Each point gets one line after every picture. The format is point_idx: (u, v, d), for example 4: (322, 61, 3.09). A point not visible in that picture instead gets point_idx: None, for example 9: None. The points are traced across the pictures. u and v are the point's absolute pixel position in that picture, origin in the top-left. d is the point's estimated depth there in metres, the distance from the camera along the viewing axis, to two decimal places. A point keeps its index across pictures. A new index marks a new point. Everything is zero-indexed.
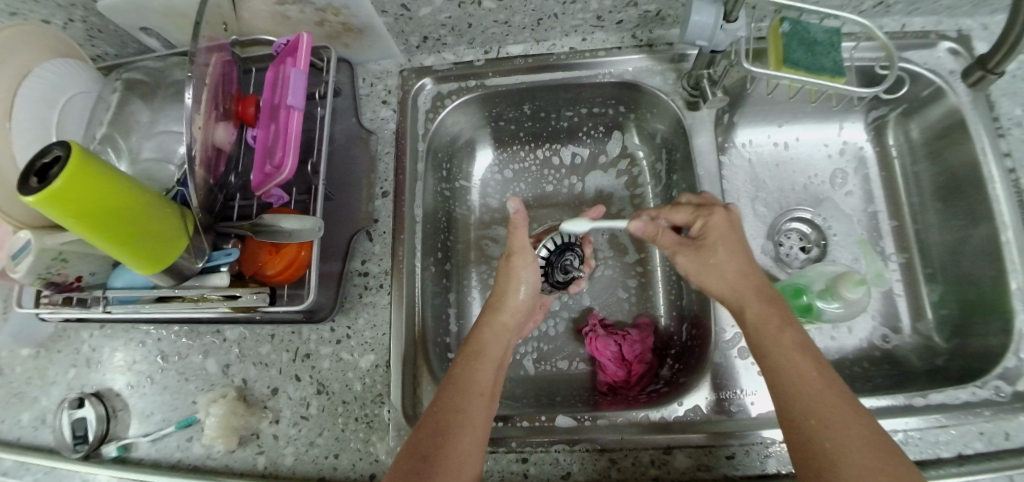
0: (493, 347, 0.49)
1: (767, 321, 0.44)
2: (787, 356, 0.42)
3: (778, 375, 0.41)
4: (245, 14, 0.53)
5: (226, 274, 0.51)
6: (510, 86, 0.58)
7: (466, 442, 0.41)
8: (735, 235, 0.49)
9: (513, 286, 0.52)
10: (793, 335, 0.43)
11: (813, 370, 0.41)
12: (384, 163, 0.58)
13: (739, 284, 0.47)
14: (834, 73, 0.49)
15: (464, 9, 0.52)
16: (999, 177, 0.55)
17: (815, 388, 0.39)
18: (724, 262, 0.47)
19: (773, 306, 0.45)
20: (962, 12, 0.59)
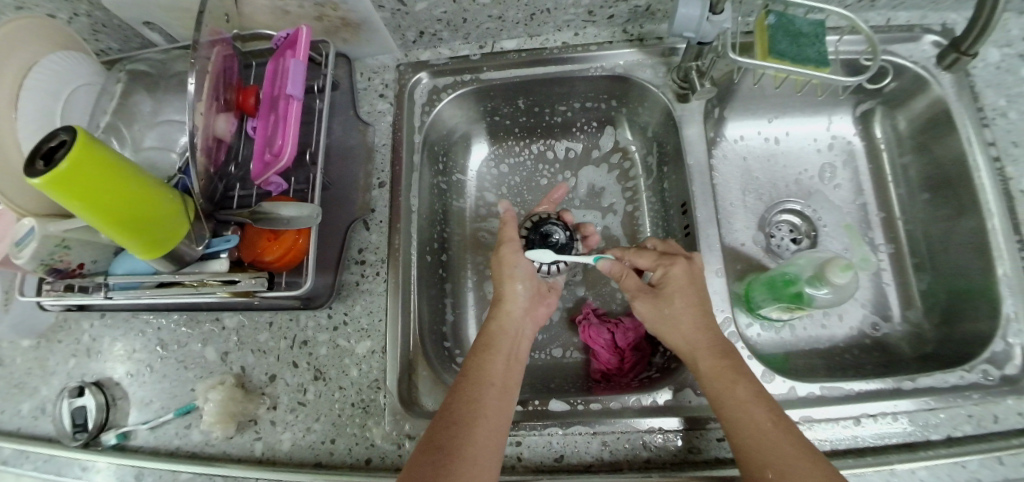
0: (502, 342, 0.49)
1: (720, 374, 0.45)
2: (743, 406, 0.43)
3: (737, 427, 0.43)
4: (246, 8, 0.54)
5: (226, 259, 0.52)
6: (505, 79, 0.58)
7: (480, 438, 0.42)
8: (693, 288, 0.50)
9: (509, 283, 0.53)
10: (746, 385, 0.44)
11: (769, 419, 0.42)
12: (381, 155, 0.59)
13: (694, 337, 0.48)
14: (817, 64, 0.50)
15: (459, 5, 0.54)
16: (984, 166, 0.57)
17: (764, 437, 0.41)
18: (677, 315, 0.49)
19: (726, 358, 0.46)
20: (947, 6, 0.61)
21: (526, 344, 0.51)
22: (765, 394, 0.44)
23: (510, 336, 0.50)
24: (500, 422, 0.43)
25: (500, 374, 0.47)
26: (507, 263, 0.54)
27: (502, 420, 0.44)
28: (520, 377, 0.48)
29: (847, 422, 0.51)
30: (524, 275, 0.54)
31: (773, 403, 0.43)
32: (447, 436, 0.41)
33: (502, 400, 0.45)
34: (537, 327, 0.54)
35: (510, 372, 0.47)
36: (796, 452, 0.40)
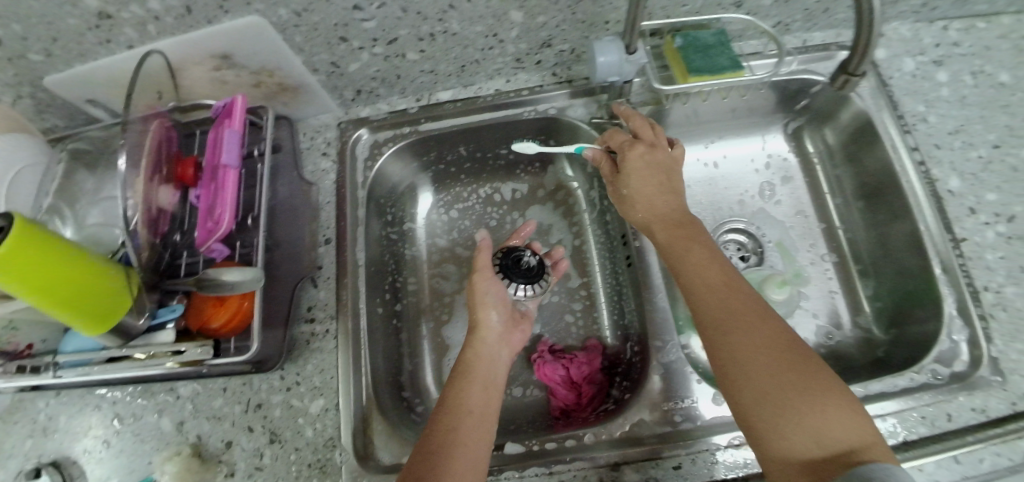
0: (479, 369, 0.50)
1: (677, 245, 0.49)
2: (699, 264, 0.47)
3: (689, 282, 0.47)
4: (184, 81, 0.56)
5: (172, 330, 0.53)
6: (442, 130, 0.62)
7: (460, 466, 0.41)
8: (653, 169, 0.52)
9: (484, 311, 0.55)
10: (699, 252, 0.48)
11: (721, 282, 0.46)
12: (326, 212, 0.60)
13: (654, 209, 0.52)
14: (734, 69, 0.54)
15: (391, 62, 0.57)
16: (910, 170, 0.59)
17: (728, 301, 0.44)
18: (635, 193, 0.53)
19: (682, 231, 0.50)
20: (858, 23, 0.64)
21: (501, 371, 0.52)
22: (719, 257, 0.48)
23: (484, 360, 0.51)
24: (482, 438, 0.44)
25: (479, 395, 0.47)
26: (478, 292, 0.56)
27: (484, 437, 0.44)
28: (498, 400, 0.48)
29: None
30: (496, 302, 0.56)
31: (728, 269, 0.47)
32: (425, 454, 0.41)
33: (483, 419, 0.45)
34: (512, 353, 0.56)
35: (489, 395, 0.48)
36: (750, 315, 0.43)
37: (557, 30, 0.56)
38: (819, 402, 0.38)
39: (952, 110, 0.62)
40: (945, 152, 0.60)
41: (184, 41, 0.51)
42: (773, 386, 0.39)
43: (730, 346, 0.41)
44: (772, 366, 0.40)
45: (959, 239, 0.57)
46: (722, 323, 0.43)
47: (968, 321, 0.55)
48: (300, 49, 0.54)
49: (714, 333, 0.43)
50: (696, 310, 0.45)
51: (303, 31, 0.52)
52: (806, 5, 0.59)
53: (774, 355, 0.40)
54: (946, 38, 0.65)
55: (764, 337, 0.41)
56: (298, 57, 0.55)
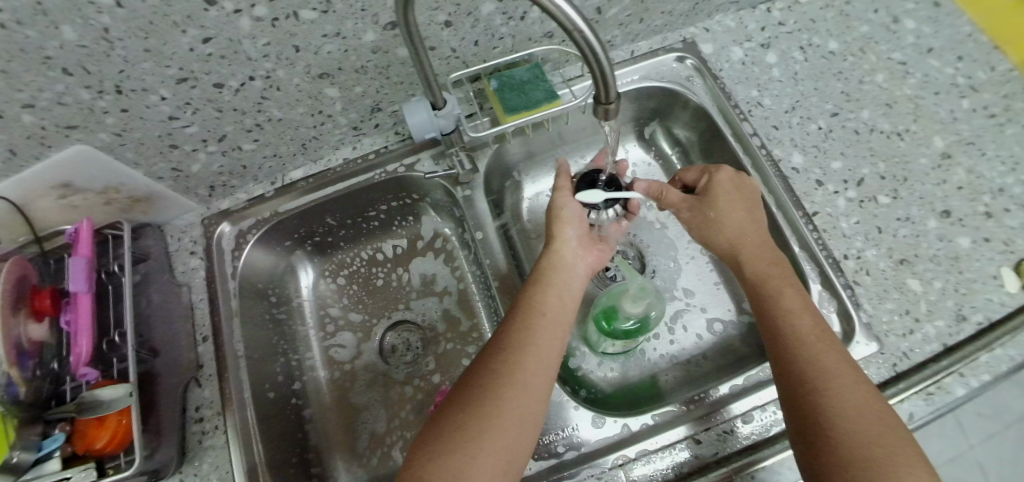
0: (543, 301, 0.52)
1: (766, 283, 0.51)
2: (785, 314, 0.48)
3: (784, 335, 0.47)
4: (35, 215, 0.57)
5: (58, 458, 0.52)
6: (298, 208, 0.66)
7: (508, 408, 0.43)
8: (739, 196, 0.56)
9: (562, 226, 0.58)
10: (791, 295, 0.50)
11: (813, 335, 0.46)
12: (201, 309, 0.64)
13: (739, 244, 0.54)
14: (547, 100, 0.57)
15: (231, 156, 0.61)
16: (750, 156, 0.61)
17: (838, 358, 0.45)
18: (725, 217, 0.55)
19: (775, 268, 0.52)
20: (680, 25, 0.67)
21: (575, 292, 0.55)
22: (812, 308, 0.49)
23: (547, 337, 0.49)
24: (523, 440, 0.43)
25: (530, 380, 0.46)
26: (557, 251, 0.57)
27: (526, 438, 0.43)
28: (549, 389, 0.47)
29: (687, 444, 0.51)
30: (575, 217, 0.59)
31: (820, 324, 0.48)
32: (460, 448, 0.41)
33: (527, 418, 0.44)
34: (591, 271, 0.58)
35: (543, 377, 0.46)
36: (853, 380, 0.43)
37: (379, 95, 0.59)
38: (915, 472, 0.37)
39: (786, 88, 0.64)
40: (785, 131, 0.62)
41: (21, 179, 0.52)
42: (879, 452, 0.38)
43: (834, 405, 0.41)
44: (875, 432, 0.40)
45: (811, 214, 0.58)
46: (824, 378, 0.43)
47: (833, 291, 0.55)
48: (136, 164, 0.57)
49: (812, 390, 0.43)
50: (786, 366, 0.46)
51: (131, 147, 0.55)
52: (619, 21, 0.61)
53: (876, 419, 0.41)
54: (770, 20, 0.68)
55: (859, 399, 0.42)
56: (138, 171, 0.58)
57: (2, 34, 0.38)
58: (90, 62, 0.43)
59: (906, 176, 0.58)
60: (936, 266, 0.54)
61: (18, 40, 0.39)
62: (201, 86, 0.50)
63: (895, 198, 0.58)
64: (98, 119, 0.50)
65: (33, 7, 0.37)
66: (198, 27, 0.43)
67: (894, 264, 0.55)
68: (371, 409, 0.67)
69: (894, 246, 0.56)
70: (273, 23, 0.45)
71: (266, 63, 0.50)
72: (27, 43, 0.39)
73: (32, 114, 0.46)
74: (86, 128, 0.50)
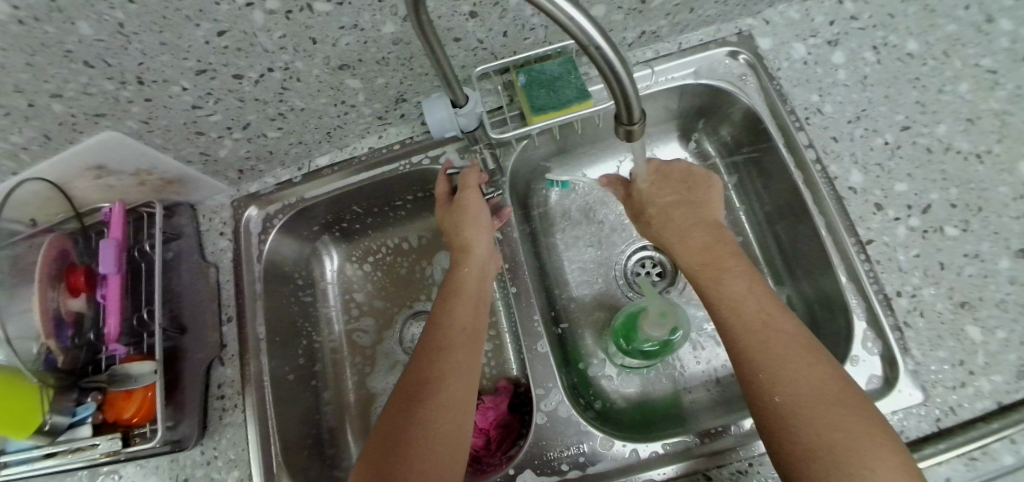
0: (468, 289, 0.55)
1: (710, 271, 0.51)
2: (730, 305, 0.48)
3: (729, 324, 0.47)
4: (75, 193, 0.60)
5: (90, 424, 0.57)
6: (325, 195, 0.64)
7: (442, 385, 0.47)
8: (665, 192, 0.59)
9: (474, 230, 0.57)
10: (737, 283, 0.49)
11: (759, 318, 0.46)
12: (227, 291, 0.64)
13: (675, 241, 0.56)
14: (578, 99, 0.52)
15: (256, 142, 0.59)
16: (804, 171, 0.55)
17: (789, 340, 0.44)
18: (659, 216, 0.58)
19: (713, 258, 0.52)
20: (736, 15, 0.59)
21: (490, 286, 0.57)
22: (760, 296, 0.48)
23: (464, 349, 0.50)
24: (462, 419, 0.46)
25: (458, 365, 0.49)
26: (476, 255, 0.56)
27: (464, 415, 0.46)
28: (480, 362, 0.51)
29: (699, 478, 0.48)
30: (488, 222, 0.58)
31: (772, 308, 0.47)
32: (406, 443, 0.43)
33: (463, 387, 0.47)
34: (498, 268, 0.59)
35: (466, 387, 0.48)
36: (809, 358, 0.42)
37: (404, 86, 0.56)
38: (872, 451, 0.36)
39: (851, 95, 0.56)
40: (845, 144, 0.55)
41: (57, 162, 0.55)
42: (826, 428, 0.38)
43: (782, 389, 0.41)
44: (824, 407, 0.39)
45: (865, 242, 0.52)
46: (774, 364, 0.42)
47: (881, 333, 0.50)
48: (164, 148, 0.57)
49: (759, 377, 0.43)
50: (735, 357, 0.45)
51: (159, 134, 0.55)
52: (666, 11, 0.55)
53: (831, 396, 0.40)
54: (842, 11, 0.59)
55: (812, 376, 0.41)
56: (167, 155, 0.58)
57: (21, 30, 0.38)
58: (110, 55, 0.43)
59: (982, 205, 0.51)
60: (1000, 314, 0.48)
61: (37, 36, 0.39)
62: (220, 77, 0.49)
63: (964, 230, 0.51)
64: (124, 108, 0.50)
65: (48, 4, 0.36)
66: (212, 21, 0.42)
67: (953, 306, 0.49)
68: (386, 396, 0.68)
69: (955, 286, 0.50)
70: (287, 16, 0.43)
71: (284, 55, 0.48)
72: (46, 38, 0.39)
73: (61, 103, 0.46)
74: (113, 116, 0.50)
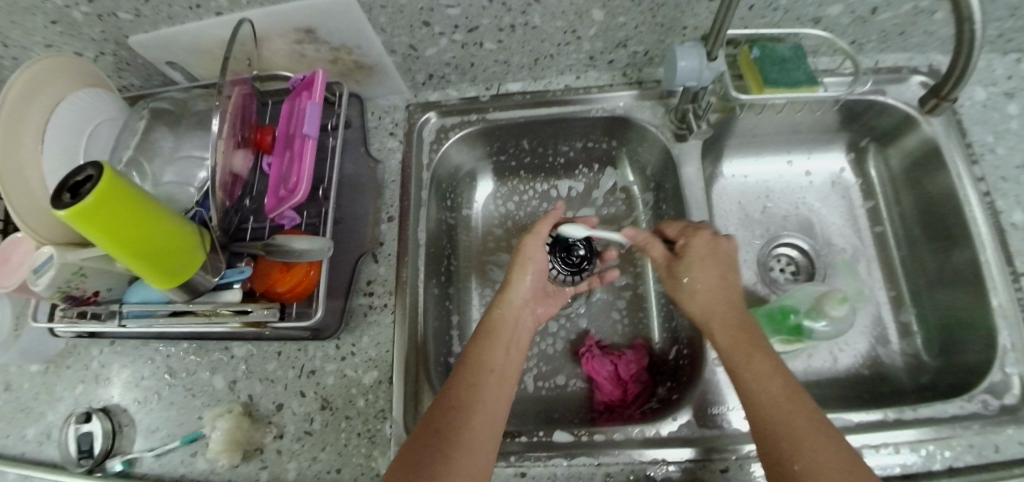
0: (503, 331, 0.54)
1: (738, 344, 0.48)
2: (758, 382, 0.45)
3: (754, 397, 0.45)
4: (264, 52, 0.59)
5: (238, 290, 0.54)
6: (510, 119, 0.65)
7: (477, 421, 0.46)
8: (714, 256, 0.54)
9: (520, 274, 0.58)
10: (763, 360, 0.47)
11: (785, 394, 0.44)
12: (390, 191, 0.63)
13: (710, 309, 0.52)
14: (809, 84, 0.54)
15: (466, 50, 0.59)
16: (973, 202, 0.60)
17: (810, 418, 0.42)
18: (694, 280, 0.53)
19: (745, 332, 0.49)
20: (932, 49, 0.64)
21: (525, 335, 0.56)
22: (785, 371, 0.46)
23: (496, 405, 0.48)
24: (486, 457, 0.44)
25: (488, 403, 0.48)
26: (511, 299, 0.57)
27: (487, 455, 0.44)
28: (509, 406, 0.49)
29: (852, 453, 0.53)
30: (536, 269, 0.59)
31: (792, 384, 0.45)
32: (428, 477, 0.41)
33: (491, 428, 0.46)
34: (536, 324, 0.59)
35: (489, 442, 0.46)
36: (828, 438, 0.41)
37: (635, 32, 0.57)
38: None
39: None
40: (1013, 185, 0.60)
41: (272, 13, 0.51)
42: None
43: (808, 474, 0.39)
44: None
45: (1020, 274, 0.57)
46: (794, 442, 0.41)
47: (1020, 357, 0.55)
48: (381, 30, 0.55)
49: (783, 456, 0.41)
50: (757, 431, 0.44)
51: (388, 13, 0.52)
52: (883, 27, 0.59)
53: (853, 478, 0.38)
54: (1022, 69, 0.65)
55: (830, 456, 0.40)
56: (377, 38, 0.56)
57: None
58: None
59: None
60: None
61: None
62: None
63: None
64: None
65: None
66: None
67: None
68: None
69: None
70: None
71: None
72: None
73: None
74: None
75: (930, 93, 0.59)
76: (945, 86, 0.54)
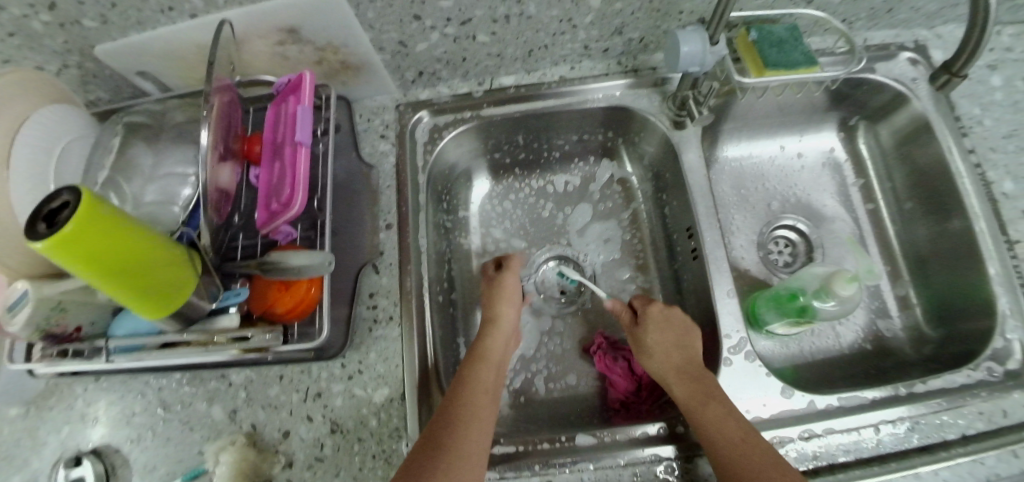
0: (494, 353, 0.53)
1: (692, 397, 0.50)
2: (713, 432, 0.46)
3: (715, 449, 0.46)
4: (244, 55, 0.55)
5: (235, 314, 0.50)
6: (504, 115, 0.63)
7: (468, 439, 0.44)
8: (671, 324, 0.56)
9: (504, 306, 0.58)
10: (716, 406, 0.48)
11: (741, 438, 0.45)
12: (386, 196, 0.60)
13: (666, 369, 0.53)
14: (808, 64, 0.53)
15: (459, 44, 0.57)
16: (966, 173, 0.61)
17: (768, 461, 0.43)
18: (652, 346, 0.55)
19: (697, 383, 0.50)
20: (917, 24, 0.66)
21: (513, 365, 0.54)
22: (738, 416, 0.47)
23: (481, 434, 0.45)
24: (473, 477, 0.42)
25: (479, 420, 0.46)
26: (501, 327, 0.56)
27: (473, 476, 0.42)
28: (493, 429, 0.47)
29: (869, 430, 0.53)
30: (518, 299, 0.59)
31: (749, 428, 0.46)
32: None
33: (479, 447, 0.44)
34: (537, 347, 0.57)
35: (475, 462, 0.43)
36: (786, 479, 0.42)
37: (631, 19, 0.56)
38: None
39: (1007, 114, 0.64)
40: (1001, 155, 0.62)
41: (253, 11, 0.48)
42: None
43: None
44: None
45: (1013, 241, 0.59)
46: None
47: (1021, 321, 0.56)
48: (370, 26, 0.52)
49: None
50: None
51: (377, 7, 0.50)
52: (873, 5, 0.60)
53: None
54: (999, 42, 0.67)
55: None
56: (366, 35, 0.53)
57: None
58: None
59: None
60: None
61: None
62: None
63: None
64: None
65: None
66: None
67: None
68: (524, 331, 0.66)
69: None
70: None
71: None
72: None
73: None
74: None
75: (941, 67, 0.61)
76: (956, 61, 0.58)
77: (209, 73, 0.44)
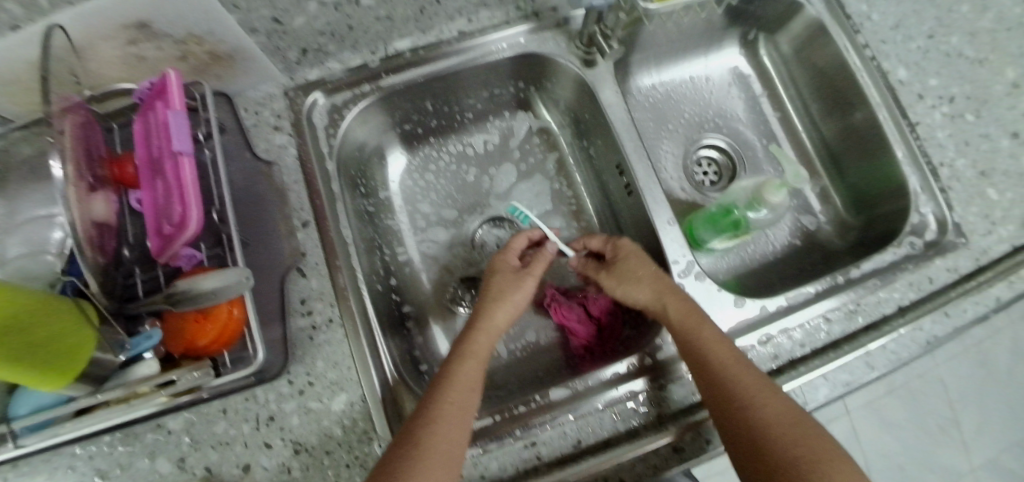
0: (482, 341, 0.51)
1: (687, 315, 0.49)
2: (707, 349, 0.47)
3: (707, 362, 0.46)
4: (91, 64, 0.48)
5: (154, 359, 0.45)
6: (404, 82, 0.59)
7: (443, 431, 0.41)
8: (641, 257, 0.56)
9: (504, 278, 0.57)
10: (710, 329, 0.48)
11: (732, 359, 0.46)
12: (296, 193, 0.55)
13: (660, 293, 0.52)
14: None
15: (341, 12, 0.52)
16: (862, 66, 0.64)
17: (755, 378, 0.45)
18: (633, 273, 0.54)
19: (691, 310, 0.50)
20: None
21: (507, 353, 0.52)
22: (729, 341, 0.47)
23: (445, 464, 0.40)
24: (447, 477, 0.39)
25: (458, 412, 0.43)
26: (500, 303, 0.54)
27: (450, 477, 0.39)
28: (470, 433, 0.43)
29: (818, 320, 0.56)
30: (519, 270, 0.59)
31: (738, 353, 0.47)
32: None
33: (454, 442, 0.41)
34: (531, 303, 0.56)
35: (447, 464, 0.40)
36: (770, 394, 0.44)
37: None
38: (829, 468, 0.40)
39: (891, 6, 0.67)
40: (892, 46, 0.64)
41: (85, 11, 0.40)
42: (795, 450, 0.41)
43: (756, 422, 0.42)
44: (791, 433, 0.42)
45: (915, 123, 0.62)
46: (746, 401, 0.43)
47: (931, 195, 0.60)
48: (234, 7, 0.46)
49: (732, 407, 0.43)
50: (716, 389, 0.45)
51: None
52: None
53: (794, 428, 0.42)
54: None
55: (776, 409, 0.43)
56: (232, 19, 0.47)
57: None
58: None
59: (986, 99, 0.62)
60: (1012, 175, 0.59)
61: None
62: None
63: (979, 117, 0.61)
64: None
65: None
66: None
67: (977, 174, 0.59)
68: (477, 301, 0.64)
69: (977, 159, 0.60)
70: None
71: None
72: None
73: None
74: None
75: None
76: None
77: (46, 91, 0.38)
